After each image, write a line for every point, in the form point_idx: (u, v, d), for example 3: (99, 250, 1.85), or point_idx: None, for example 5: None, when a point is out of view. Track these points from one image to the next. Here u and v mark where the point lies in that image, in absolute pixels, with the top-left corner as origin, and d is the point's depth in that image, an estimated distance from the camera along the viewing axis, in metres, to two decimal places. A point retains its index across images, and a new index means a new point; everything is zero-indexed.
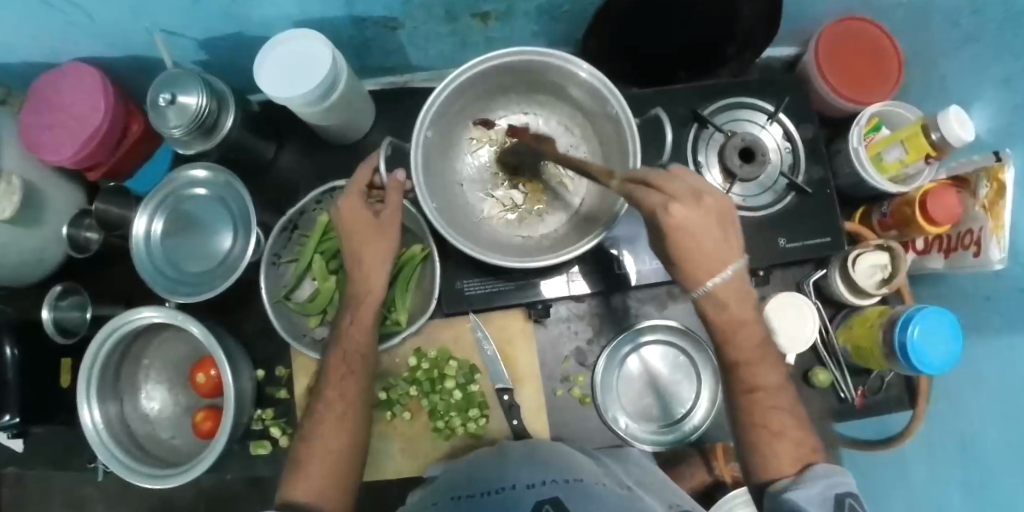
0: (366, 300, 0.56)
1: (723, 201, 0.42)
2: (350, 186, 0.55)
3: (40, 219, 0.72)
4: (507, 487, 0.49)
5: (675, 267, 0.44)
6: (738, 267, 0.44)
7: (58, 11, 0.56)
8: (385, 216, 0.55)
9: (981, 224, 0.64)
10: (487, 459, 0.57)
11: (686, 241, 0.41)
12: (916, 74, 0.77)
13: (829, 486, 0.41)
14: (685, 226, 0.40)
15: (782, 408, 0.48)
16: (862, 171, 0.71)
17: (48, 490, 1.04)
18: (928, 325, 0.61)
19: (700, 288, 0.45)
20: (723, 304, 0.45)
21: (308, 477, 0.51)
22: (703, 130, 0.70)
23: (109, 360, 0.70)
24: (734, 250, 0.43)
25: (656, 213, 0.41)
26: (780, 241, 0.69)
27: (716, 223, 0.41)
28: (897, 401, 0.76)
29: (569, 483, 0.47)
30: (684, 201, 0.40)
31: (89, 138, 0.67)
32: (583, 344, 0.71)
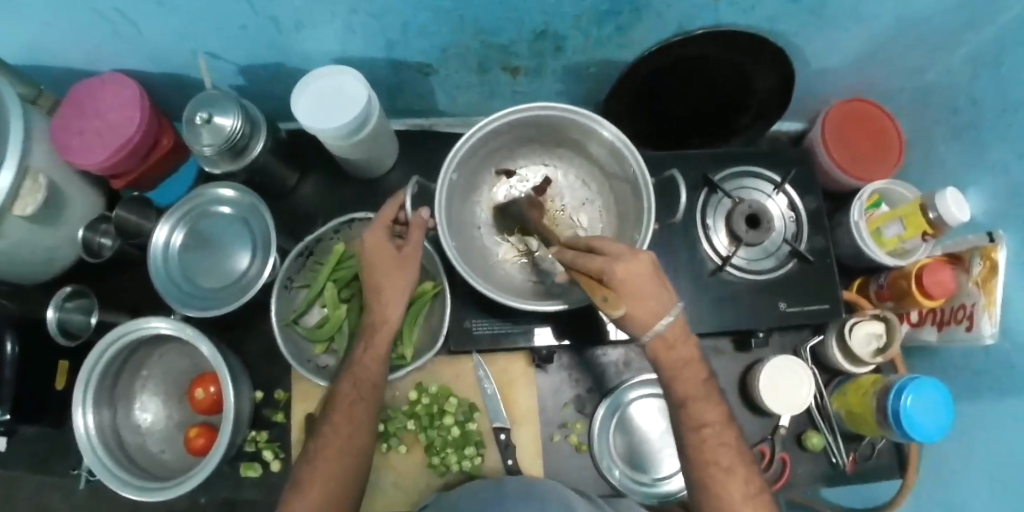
0: (381, 329, 0.57)
1: (653, 258, 0.46)
2: (376, 220, 0.58)
3: (59, 220, 0.73)
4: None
5: (621, 318, 0.47)
6: (675, 311, 0.47)
7: (112, 25, 0.58)
8: (407, 250, 0.57)
9: (975, 300, 0.66)
10: (484, 489, 0.58)
11: (629, 296, 0.45)
12: (917, 157, 0.81)
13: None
14: (626, 283, 0.45)
15: (744, 464, 0.52)
16: (863, 245, 0.73)
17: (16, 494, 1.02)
18: (921, 397, 0.63)
19: (648, 334, 0.48)
20: (671, 343, 0.49)
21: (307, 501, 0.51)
22: (712, 196, 0.72)
23: (110, 366, 0.71)
24: (669, 297, 0.47)
25: (602, 273, 0.45)
26: (779, 305, 0.71)
27: (652, 277, 0.46)
28: (886, 470, 0.77)
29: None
30: (625, 260, 0.45)
31: (120, 148, 0.69)
32: (583, 392, 0.72)
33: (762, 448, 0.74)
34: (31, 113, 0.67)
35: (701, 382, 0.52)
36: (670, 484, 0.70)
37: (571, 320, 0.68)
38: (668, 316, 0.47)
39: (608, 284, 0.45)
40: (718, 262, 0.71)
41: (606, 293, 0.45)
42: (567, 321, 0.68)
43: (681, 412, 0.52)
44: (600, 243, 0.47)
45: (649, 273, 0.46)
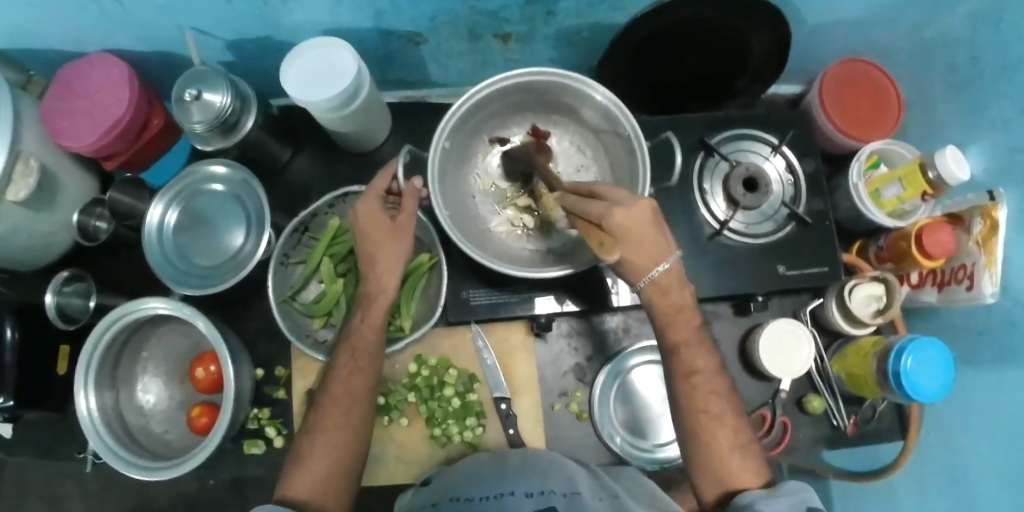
0: (378, 299, 0.57)
1: (654, 206, 0.47)
2: (368, 191, 0.57)
3: (53, 204, 0.73)
4: (505, 494, 0.46)
5: (617, 263, 0.49)
6: (673, 258, 0.48)
7: (94, 2, 0.57)
8: (400, 221, 0.56)
9: (975, 259, 0.65)
10: (486, 461, 0.56)
11: (627, 242, 0.46)
12: (917, 118, 0.79)
13: (800, 501, 0.42)
14: (623, 228, 0.45)
15: (750, 424, 0.51)
16: (862, 206, 0.73)
17: (29, 480, 1.05)
18: (920, 357, 0.62)
19: (642, 279, 0.49)
20: (666, 290, 0.50)
21: (310, 473, 0.51)
22: (709, 159, 0.72)
23: (109, 348, 0.70)
24: (668, 245, 0.48)
25: (601, 219, 0.46)
26: (778, 268, 0.71)
27: (651, 225, 0.46)
28: (888, 432, 0.77)
29: (567, 497, 0.45)
30: (626, 206, 0.46)
31: (110, 129, 0.68)
32: (583, 360, 0.72)
33: (763, 412, 0.74)
34: (20, 97, 0.67)
35: (700, 341, 0.52)
36: (671, 449, 0.70)
37: (568, 290, 0.67)
38: (664, 266, 0.48)
39: (605, 227, 0.46)
40: (716, 226, 0.70)
41: (603, 237, 0.47)
42: (564, 289, 0.67)
43: (682, 372, 0.51)
44: (603, 189, 0.48)
45: (648, 220, 0.46)
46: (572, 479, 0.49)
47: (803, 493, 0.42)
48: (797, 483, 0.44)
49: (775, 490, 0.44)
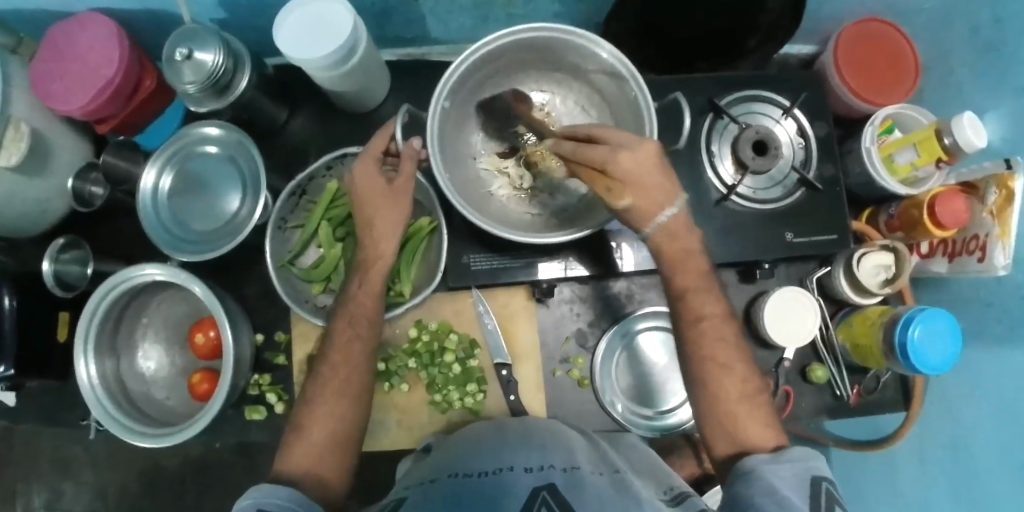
0: (376, 264, 0.56)
1: (659, 148, 0.45)
2: (366, 152, 0.55)
3: (46, 169, 0.71)
4: (504, 469, 0.43)
5: (622, 210, 0.47)
6: (679, 202, 0.47)
7: None
8: (398, 183, 0.54)
9: (988, 230, 0.64)
10: (487, 437, 0.53)
11: (633, 185, 0.44)
12: (933, 80, 0.77)
13: (804, 469, 0.42)
14: (628, 173, 0.43)
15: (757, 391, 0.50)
16: (873, 172, 0.71)
17: (37, 444, 1.07)
18: (929, 327, 0.61)
19: (648, 224, 0.47)
20: (675, 234, 0.49)
21: (307, 446, 0.51)
22: (718, 121, 0.70)
23: (108, 316, 0.70)
24: (673, 188, 0.46)
25: (605, 164, 0.44)
26: (787, 235, 0.69)
27: (657, 167, 0.44)
28: (892, 402, 0.76)
29: (567, 471, 0.43)
30: (630, 148, 0.43)
31: (104, 88, 0.66)
32: (585, 326, 0.71)
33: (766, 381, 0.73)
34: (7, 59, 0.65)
35: (706, 302, 0.51)
36: (675, 417, 0.70)
37: (570, 255, 0.66)
38: (669, 210, 0.46)
39: (610, 174, 0.44)
40: (723, 191, 0.69)
41: (610, 184, 0.45)
42: (565, 256, 0.66)
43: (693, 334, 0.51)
44: (601, 134, 0.45)
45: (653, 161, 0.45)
46: (573, 451, 0.48)
47: (807, 461, 0.43)
48: (800, 450, 0.44)
49: (777, 456, 0.44)
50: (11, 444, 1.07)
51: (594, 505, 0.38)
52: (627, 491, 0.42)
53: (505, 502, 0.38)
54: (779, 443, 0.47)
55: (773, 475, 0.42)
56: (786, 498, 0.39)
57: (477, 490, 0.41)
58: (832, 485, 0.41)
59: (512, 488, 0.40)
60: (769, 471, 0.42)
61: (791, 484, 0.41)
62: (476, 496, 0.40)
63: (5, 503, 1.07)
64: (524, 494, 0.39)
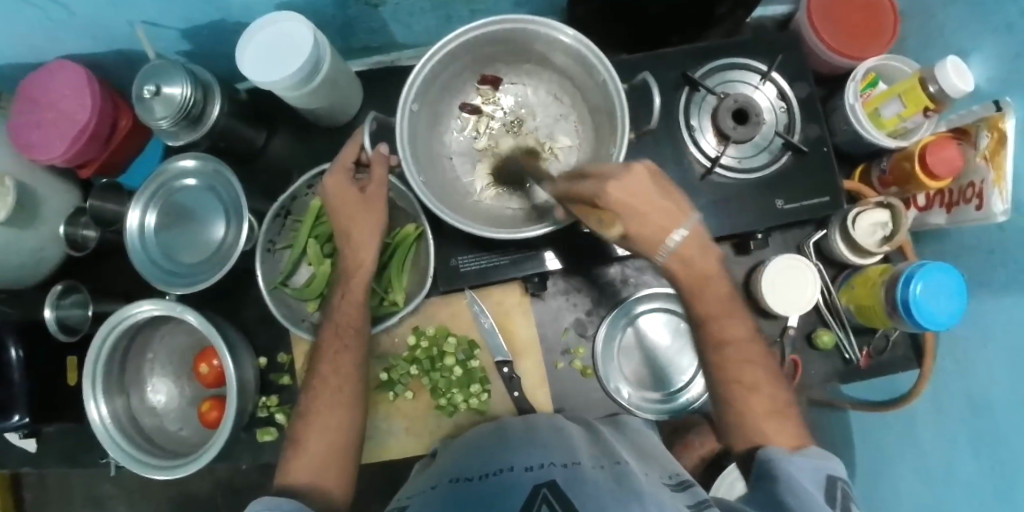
0: (357, 273, 0.58)
1: (650, 167, 0.42)
2: (336, 164, 0.57)
3: (36, 218, 0.72)
4: (504, 469, 0.44)
5: (625, 239, 0.46)
6: (689, 223, 0.45)
7: (36, 9, 0.55)
8: (371, 191, 0.57)
9: (983, 176, 0.62)
10: (487, 440, 0.53)
11: (628, 215, 0.42)
12: (914, 27, 0.74)
13: (823, 466, 0.42)
14: (625, 203, 0.41)
15: (754, 365, 0.50)
16: (859, 127, 0.69)
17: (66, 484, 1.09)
18: (932, 284, 0.60)
19: (660, 252, 0.46)
20: (688, 259, 0.47)
21: (307, 457, 0.52)
22: (695, 93, 0.68)
23: (113, 354, 0.70)
24: (680, 210, 0.44)
25: (596, 197, 0.42)
26: (777, 202, 0.68)
27: (652, 190, 0.42)
28: (903, 360, 0.74)
29: (568, 467, 0.43)
30: (619, 177, 0.41)
31: (79, 136, 0.67)
32: (583, 315, 0.70)
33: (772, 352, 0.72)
34: None
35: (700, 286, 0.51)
36: (683, 397, 0.69)
37: (558, 244, 0.66)
38: (679, 233, 0.44)
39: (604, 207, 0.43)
40: (708, 165, 0.68)
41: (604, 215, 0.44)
42: (555, 245, 0.66)
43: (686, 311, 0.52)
44: (591, 167, 0.44)
45: (651, 185, 0.42)
46: (575, 447, 0.47)
47: (828, 461, 0.43)
48: (820, 451, 0.44)
49: (797, 451, 0.44)
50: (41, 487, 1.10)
51: (596, 498, 0.38)
52: (627, 481, 0.42)
53: (505, 502, 0.39)
54: (777, 420, 0.47)
55: (792, 466, 0.42)
56: (803, 491, 0.39)
57: (480, 493, 0.41)
58: (848, 484, 0.42)
59: (514, 486, 0.40)
60: (789, 463, 0.43)
61: (808, 476, 0.41)
62: (472, 498, 0.40)
63: None
64: (525, 492, 0.40)
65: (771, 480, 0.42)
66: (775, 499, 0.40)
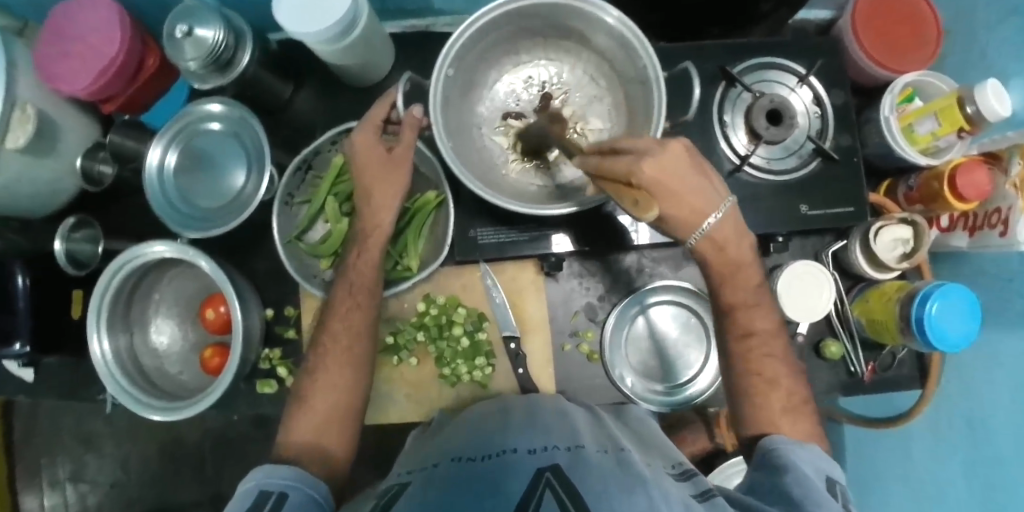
0: (374, 234, 0.58)
1: (685, 144, 0.44)
2: (365, 122, 0.57)
3: (54, 149, 0.71)
4: (507, 450, 0.44)
5: (660, 221, 0.46)
6: (725, 205, 0.47)
7: None
8: (398, 152, 0.56)
9: (1010, 203, 0.61)
10: (490, 419, 0.53)
11: (663, 195, 0.42)
12: (957, 44, 0.74)
13: (822, 468, 0.44)
14: (661, 181, 0.42)
15: (772, 355, 0.51)
16: (892, 142, 0.69)
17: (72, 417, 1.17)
18: (947, 304, 0.60)
19: (693, 234, 0.47)
20: (721, 243, 0.49)
21: (312, 414, 0.53)
22: (731, 89, 0.68)
23: (120, 291, 0.70)
24: (712, 192, 0.46)
25: (632, 175, 0.41)
26: (801, 207, 0.67)
27: (689, 167, 0.43)
28: (908, 379, 0.74)
29: (571, 451, 0.43)
30: (656, 154, 0.41)
31: (104, 70, 0.65)
32: (595, 300, 0.70)
33: None
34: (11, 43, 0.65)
35: (726, 279, 0.51)
36: (687, 391, 0.69)
37: (578, 227, 0.65)
38: (714, 215, 0.46)
39: (639, 186, 0.42)
40: (737, 162, 0.67)
41: (637, 196, 0.42)
42: (576, 228, 0.65)
43: (716, 301, 0.52)
44: (624, 142, 0.43)
45: (684, 162, 0.43)
46: (580, 434, 0.47)
47: (828, 463, 0.45)
48: (822, 452, 0.46)
49: (799, 444, 0.46)
50: (54, 420, 1.18)
51: (597, 482, 0.38)
52: (630, 467, 0.41)
53: (509, 483, 0.38)
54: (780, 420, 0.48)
55: (794, 457, 0.44)
56: (805, 480, 0.41)
57: (483, 471, 0.41)
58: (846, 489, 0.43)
59: (517, 468, 0.40)
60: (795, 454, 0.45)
61: (809, 469, 0.43)
62: (477, 477, 0.40)
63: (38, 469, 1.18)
64: (527, 474, 0.39)
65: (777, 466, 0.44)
66: (778, 488, 0.41)
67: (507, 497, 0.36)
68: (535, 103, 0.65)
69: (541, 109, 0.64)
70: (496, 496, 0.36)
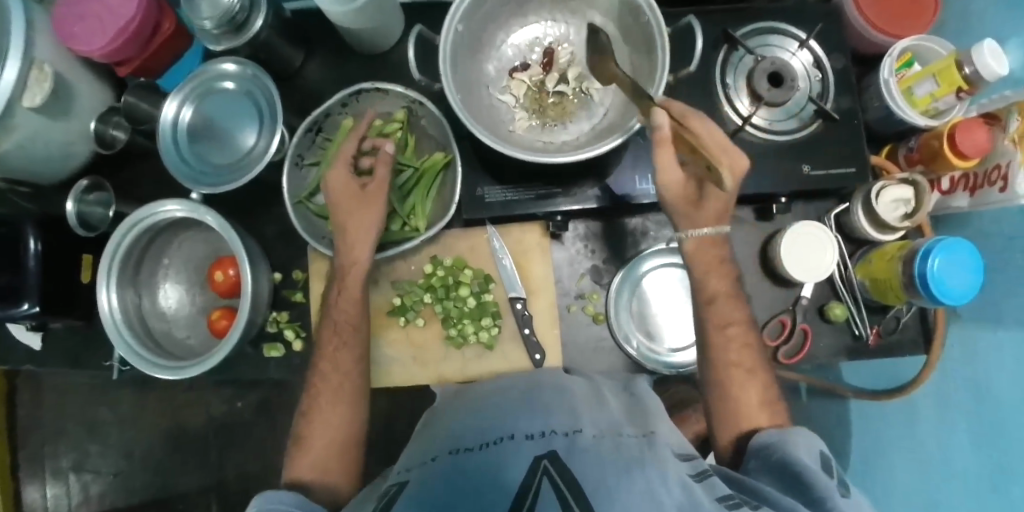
0: (352, 271, 0.62)
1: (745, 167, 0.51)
2: (339, 157, 0.62)
3: (69, 112, 0.72)
4: (506, 438, 0.46)
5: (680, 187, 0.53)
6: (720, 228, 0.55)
7: None
8: (372, 188, 0.61)
9: (1010, 158, 0.61)
10: (492, 400, 0.56)
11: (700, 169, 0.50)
12: (956, 12, 0.75)
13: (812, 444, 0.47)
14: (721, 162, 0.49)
15: None
16: (892, 105, 0.69)
17: (79, 396, 1.18)
18: (948, 257, 0.60)
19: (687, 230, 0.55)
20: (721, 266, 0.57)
21: (312, 453, 0.56)
22: (734, 52, 0.70)
23: (130, 251, 0.71)
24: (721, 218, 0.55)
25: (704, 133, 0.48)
26: (804, 167, 0.68)
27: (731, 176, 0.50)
28: (911, 343, 0.74)
29: (569, 435, 0.45)
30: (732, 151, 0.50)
31: (121, 31, 0.67)
32: (600, 263, 0.70)
33: (782, 319, 0.72)
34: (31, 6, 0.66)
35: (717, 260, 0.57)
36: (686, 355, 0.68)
37: (587, 186, 0.66)
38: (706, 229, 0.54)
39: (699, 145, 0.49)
40: (740, 122, 0.68)
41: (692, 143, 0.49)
42: (585, 189, 0.66)
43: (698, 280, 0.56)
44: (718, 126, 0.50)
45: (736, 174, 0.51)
46: (577, 412, 0.50)
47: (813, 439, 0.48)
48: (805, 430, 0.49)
49: (786, 431, 0.49)
50: (58, 400, 1.18)
51: (593, 467, 0.40)
52: (628, 450, 0.43)
53: (507, 472, 0.41)
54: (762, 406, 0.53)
55: (786, 446, 0.47)
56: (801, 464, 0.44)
57: (480, 462, 0.43)
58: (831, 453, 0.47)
59: (515, 457, 0.43)
60: (788, 441, 0.47)
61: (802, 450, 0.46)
62: (478, 469, 0.43)
63: (43, 450, 1.18)
64: (528, 462, 0.42)
65: (772, 461, 0.46)
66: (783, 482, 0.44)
67: (505, 487, 0.39)
68: (542, 62, 0.66)
69: (547, 66, 0.65)
70: (499, 490, 0.39)
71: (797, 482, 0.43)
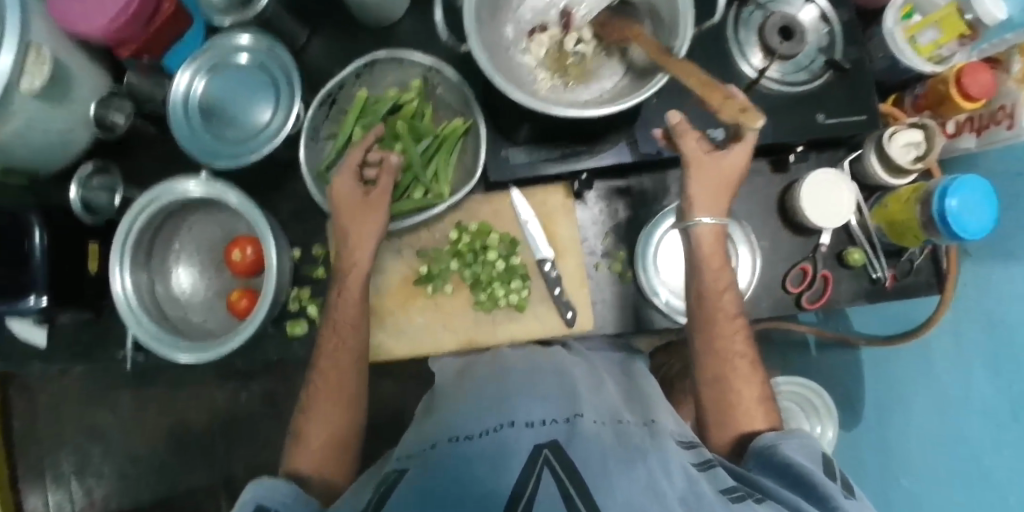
0: (351, 274, 0.61)
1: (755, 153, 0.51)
2: (342, 167, 0.61)
3: (67, 97, 0.69)
4: (506, 424, 0.46)
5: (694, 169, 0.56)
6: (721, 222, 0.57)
7: None
8: (373, 196, 0.61)
9: (1014, 98, 0.65)
10: (488, 383, 0.56)
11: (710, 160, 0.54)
12: None
13: (809, 446, 0.49)
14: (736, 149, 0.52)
15: None
16: (897, 53, 0.70)
17: (79, 402, 1.13)
18: (963, 196, 0.62)
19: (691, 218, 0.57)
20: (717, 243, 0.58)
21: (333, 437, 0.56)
22: (744, 9, 0.72)
23: (144, 234, 0.69)
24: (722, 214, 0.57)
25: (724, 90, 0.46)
26: (819, 116, 0.69)
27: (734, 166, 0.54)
28: (925, 287, 0.75)
29: (568, 422, 0.45)
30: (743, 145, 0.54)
31: (124, 7, 0.65)
32: (624, 221, 0.71)
33: (803, 266, 0.72)
34: None
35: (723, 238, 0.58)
36: None
37: (613, 142, 0.66)
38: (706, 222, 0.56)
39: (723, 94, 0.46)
40: (755, 75, 0.69)
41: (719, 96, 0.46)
42: (611, 146, 0.66)
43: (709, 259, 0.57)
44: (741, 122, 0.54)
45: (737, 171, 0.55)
46: (578, 399, 0.50)
47: (808, 442, 0.49)
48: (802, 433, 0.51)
49: (786, 434, 0.50)
50: (56, 407, 1.14)
51: (593, 453, 0.41)
52: (627, 438, 0.44)
53: (509, 460, 0.41)
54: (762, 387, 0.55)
55: (788, 449, 0.48)
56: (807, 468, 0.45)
57: (481, 450, 0.43)
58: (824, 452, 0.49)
59: (518, 443, 0.43)
60: (784, 445, 0.48)
61: (804, 454, 0.47)
62: (480, 455, 0.43)
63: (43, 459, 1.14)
64: (529, 449, 0.42)
65: (773, 465, 0.47)
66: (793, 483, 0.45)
67: (508, 475, 0.39)
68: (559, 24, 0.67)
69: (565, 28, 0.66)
70: (501, 478, 0.39)
71: (801, 485, 0.44)
